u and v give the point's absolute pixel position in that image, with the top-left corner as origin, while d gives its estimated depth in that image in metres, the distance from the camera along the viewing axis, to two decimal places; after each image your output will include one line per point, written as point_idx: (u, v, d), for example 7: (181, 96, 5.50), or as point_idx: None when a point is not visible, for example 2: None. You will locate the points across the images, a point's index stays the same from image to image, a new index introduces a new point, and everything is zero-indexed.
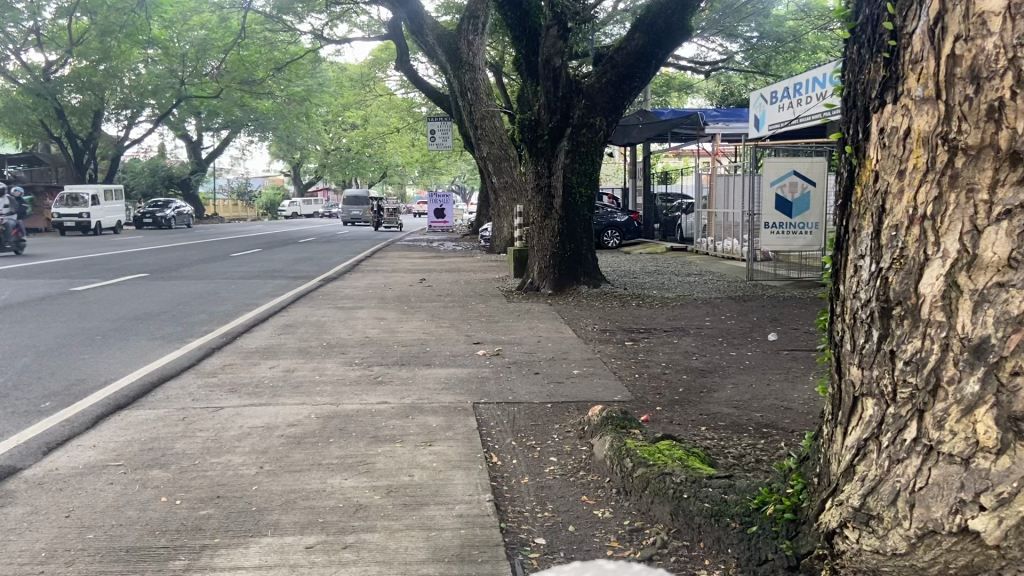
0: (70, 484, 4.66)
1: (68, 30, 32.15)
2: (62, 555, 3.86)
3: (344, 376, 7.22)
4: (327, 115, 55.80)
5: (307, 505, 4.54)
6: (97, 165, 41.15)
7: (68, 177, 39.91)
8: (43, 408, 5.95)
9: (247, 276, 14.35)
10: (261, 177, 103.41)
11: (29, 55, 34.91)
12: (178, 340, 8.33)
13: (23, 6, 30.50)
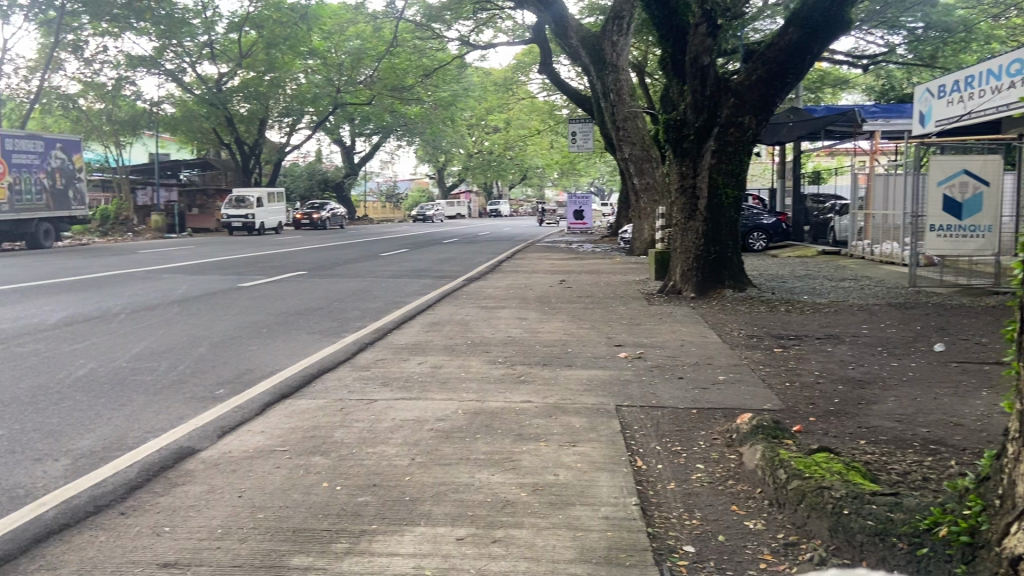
0: (242, 466, 5.02)
1: (239, 44, 35.32)
2: (237, 532, 4.13)
3: (488, 374, 7.38)
4: (471, 118, 57.20)
5: (457, 498, 4.67)
6: (261, 170, 44.10)
7: (235, 180, 43.04)
8: (217, 394, 6.45)
9: (396, 275, 14.93)
10: (408, 180, 107.51)
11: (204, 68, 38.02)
12: (333, 335, 8.79)
13: (199, 21, 33.39)
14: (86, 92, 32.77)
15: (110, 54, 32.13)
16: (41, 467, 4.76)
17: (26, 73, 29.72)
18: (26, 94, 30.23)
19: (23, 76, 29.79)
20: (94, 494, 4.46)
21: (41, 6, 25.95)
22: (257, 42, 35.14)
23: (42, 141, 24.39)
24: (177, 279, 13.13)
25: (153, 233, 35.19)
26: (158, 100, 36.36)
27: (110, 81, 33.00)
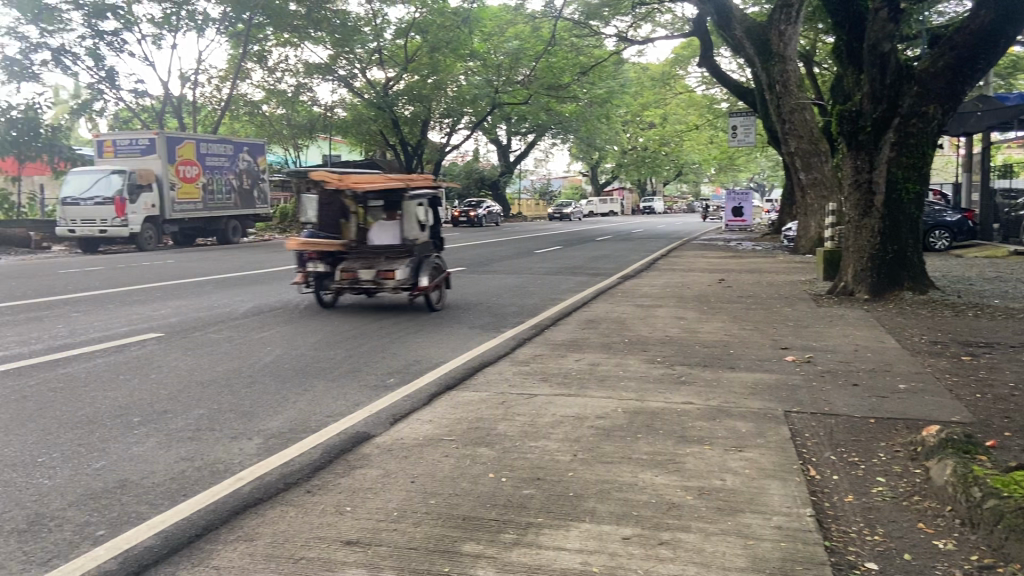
0: (413, 453, 5.23)
1: (405, 49, 37.04)
2: (411, 516, 4.31)
3: (647, 373, 7.29)
4: (626, 115, 56.68)
5: (621, 496, 4.64)
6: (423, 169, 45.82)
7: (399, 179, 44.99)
8: (387, 383, 6.77)
9: (553, 272, 15.07)
10: (562, 178, 108.22)
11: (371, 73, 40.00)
12: (493, 330, 8.98)
13: (370, 29, 35.22)
14: (267, 98, 35.32)
15: (290, 62, 34.48)
16: (236, 444, 5.18)
17: (217, 82, 32.40)
18: (218, 102, 32.98)
19: (215, 84, 32.51)
20: (283, 471, 4.79)
21: (232, 19, 28.15)
22: (421, 46, 36.72)
23: (233, 145, 26.41)
24: None
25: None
26: (331, 106, 38.73)
27: (289, 88, 35.32)
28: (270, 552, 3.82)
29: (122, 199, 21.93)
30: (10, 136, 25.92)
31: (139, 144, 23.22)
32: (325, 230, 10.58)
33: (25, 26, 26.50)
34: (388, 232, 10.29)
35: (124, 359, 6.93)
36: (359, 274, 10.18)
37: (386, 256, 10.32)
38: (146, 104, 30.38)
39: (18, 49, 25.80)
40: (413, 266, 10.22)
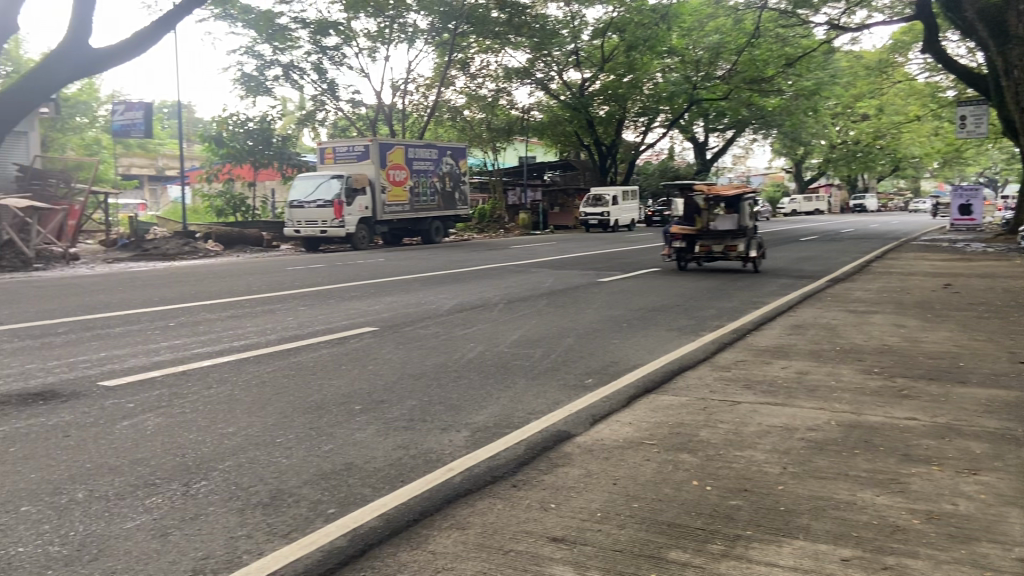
0: (614, 455, 5.22)
1: (602, 49, 37.78)
2: (614, 518, 4.29)
3: (863, 385, 6.79)
4: (835, 108, 53.32)
5: (838, 515, 4.36)
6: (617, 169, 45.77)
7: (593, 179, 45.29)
8: (586, 383, 6.81)
9: (754, 274, 14.44)
10: (761, 175, 103.86)
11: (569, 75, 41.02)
12: (692, 333, 8.77)
13: (568, 31, 35.87)
14: (469, 104, 36.88)
15: (491, 68, 35.83)
16: (447, 436, 5.43)
17: (424, 90, 34.24)
18: (424, 109, 34.86)
19: (423, 92, 34.39)
20: (490, 465, 4.96)
21: (439, 30, 29.73)
22: (619, 45, 37.16)
23: (438, 148, 27.73)
24: (542, 273, 14.11)
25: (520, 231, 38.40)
26: (529, 108, 39.83)
27: (490, 93, 36.70)
28: (481, 542, 3.97)
29: (341, 203, 23.72)
30: (248, 145, 28.89)
31: (355, 150, 24.98)
32: (684, 221, 15.86)
33: (261, 45, 29.45)
34: (730, 220, 15.35)
35: (344, 351, 7.49)
36: (712, 248, 15.38)
37: (728, 236, 15.27)
38: (361, 112, 32.73)
39: (255, 67, 28.71)
40: (749, 242, 15.21)
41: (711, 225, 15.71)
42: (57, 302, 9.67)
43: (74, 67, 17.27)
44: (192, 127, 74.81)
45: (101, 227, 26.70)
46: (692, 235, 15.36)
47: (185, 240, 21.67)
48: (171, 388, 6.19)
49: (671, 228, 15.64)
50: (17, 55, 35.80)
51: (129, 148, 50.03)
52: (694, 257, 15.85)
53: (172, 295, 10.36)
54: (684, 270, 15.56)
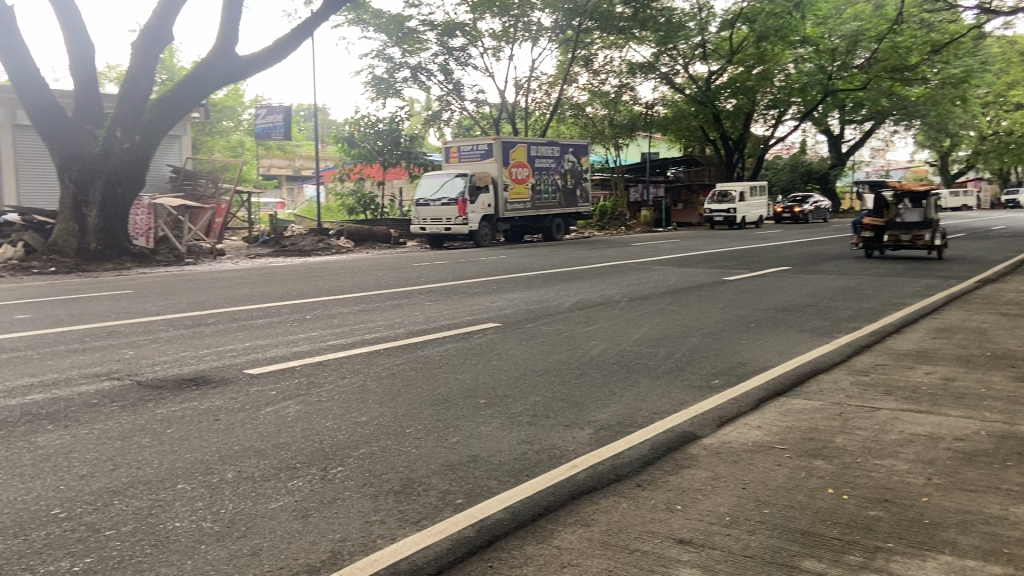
0: (743, 458, 5.08)
1: (731, 40, 36.86)
2: (743, 522, 4.18)
3: (1018, 394, 6.30)
4: (987, 95, 49.59)
5: (989, 531, 4.07)
6: (744, 164, 44.43)
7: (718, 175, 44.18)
8: (712, 384, 6.66)
9: (894, 273, 13.64)
10: (902, 169, 97.96)
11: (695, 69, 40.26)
12: (825, 334, 8.40)
13: (695, 23, 35.14)
14: (592, 101, 36.75)
15: (614, 63, 35.64)
16: (570, 433, 5.45)
17: (547, 88, 34.38)
18: (547, 106, 35.03)
19: (546, 89, 34.55)
20: (615, 463, 4.95)
21: (563, 27, 29.75)
22: (748, 36, 36.00)
23: (561, 146, 27.81)
24: (666, 271, 13.89)
25: (643, 228, 37.94)
26: (653, 103, 39.36)
27: (613, 89, 36.46)
28: (606, 540, 3.97)
29: (464, 200, 24.26)
30: (378, 146, 29.91)
31: (480, 149, 25.41)
32: (874, 214, 18.32)
33: (392, 49, 30.45)
34: (917, 214, 17.68)
35: (469, 345, 7.65)
36: (900, 237, 17.75)
37: (918, 228, 17.67)
38: (486, 111, 33.28)
39: (386, 69, 29.71)
40: (934, 232, 17.41)
41: (898, 217, 18.05)
42: (208, 295, 10.39)
43: (222, 75, 18.42)
44: (326, 131, 78.40)
45: (244, 225, 28.45)
46: (881, 228, 17.81)
47: (319, 236, 22.75)
48: (308, 377, 6.53)
49: (862, 221, 18.14)
50: (172, 64, 38.62)
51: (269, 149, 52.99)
52: (883, 245, 18.20)
53: (309, 289, 10.91)
54: (873, 257, 18.06)
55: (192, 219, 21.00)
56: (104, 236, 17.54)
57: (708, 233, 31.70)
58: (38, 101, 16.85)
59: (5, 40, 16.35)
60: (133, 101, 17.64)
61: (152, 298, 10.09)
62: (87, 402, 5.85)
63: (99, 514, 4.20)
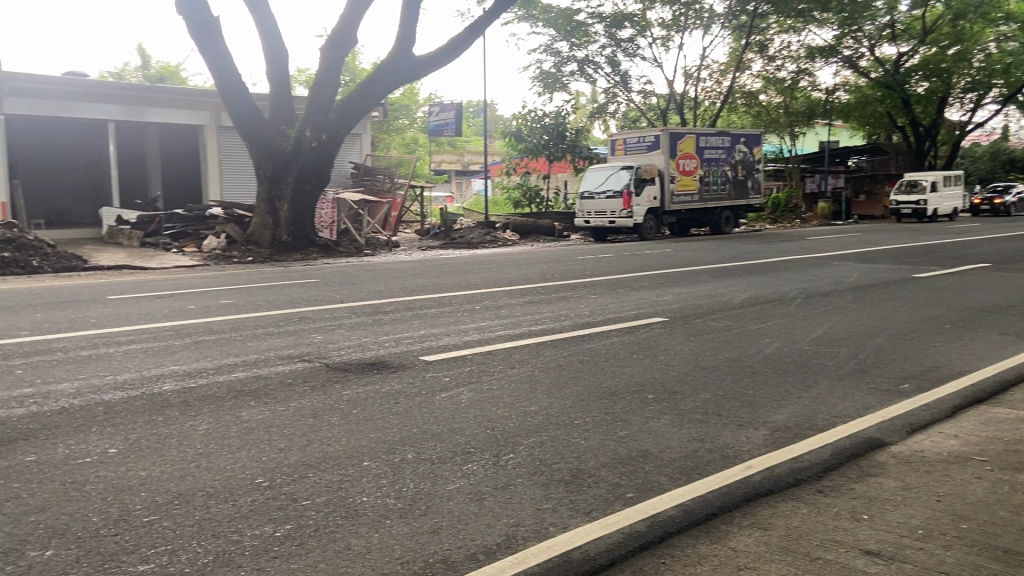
0: (937, 469, 4.71)
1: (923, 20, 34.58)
2: (938, 537, 3.88)
3: None
4: None
5: None
6: (936, 152, 41.12)
7: (906, 164, 41.15)
8: (901, 388, 6.21)
9: None
10: None
11: (882, 51, 37.88)
12: None
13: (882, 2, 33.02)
14: (766, 88, 35.24)
15: (792, 49, 34.08)
16: (744, 433, 5.28)
17: (717, 76, 33.44)
18: (718, 96, 34.01)
19: (716, 78, 33.56)
20: (793, 466, 4.75)
21: (737, 12, 28.76)
22: (945, 14, 33.73)
23: (732, 136, 26.97)
24: (845, 266, 13.12)
25: (819, 220, 35.94)
26: (833, 89, 37.33)
27: (789, 75, 34.80)
28: (785, 545, 3.82)
29: (629, 194, 24.04)
30: (544, 140, 30.26)
31: (646, 141, 25.05)
32: None
33: (560, 43, 30.67)
34: None
35: (637, 340, 7.59)
36: None
37: None
38: (653, 101, 32.88)
39: (553, 63, 29.98)
40: None
41: None
42: (386, 284, 10.97)
43: (400, 75, 19.34)
44: (495, 127, 80.39)
45: (416, 219, 29.73)
46: None
47: (486, 229, 23.37)
48: (479, 366, 6.74)
49: None
50: (354, 66, 41.02)
51: (440, 145, 55.11)
52: None
53: (477, 281, 11.26)
54: None
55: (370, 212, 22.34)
56: (294, 229, 18.93)
57: (894, 226, 29.51)
58: (239, 105, 18.33)
59: (212, 49, 17.90)
60: (321, 102, 18.80)
61: (336, 287, 10.79)
62: (284, 380, 6.37)
63: (297, 484, 4.56)
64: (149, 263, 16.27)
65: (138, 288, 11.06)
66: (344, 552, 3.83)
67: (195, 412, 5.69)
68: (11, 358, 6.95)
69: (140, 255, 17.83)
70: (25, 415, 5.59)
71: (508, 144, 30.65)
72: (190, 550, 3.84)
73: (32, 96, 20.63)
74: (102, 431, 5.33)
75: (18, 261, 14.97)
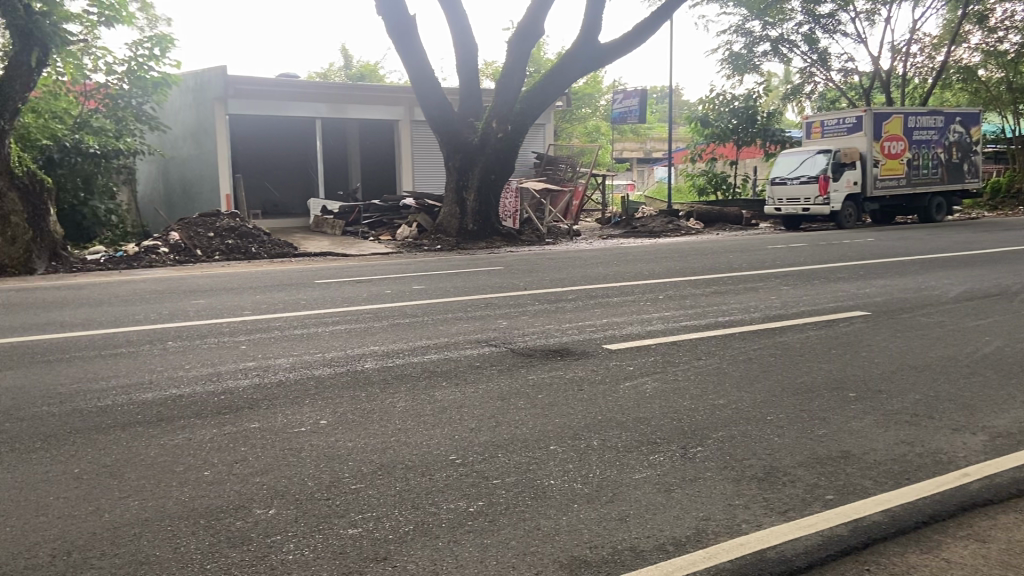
0: None
1: None
2: None
3: None
4: None
5: None
6: None
7: None
8: None
9: None
10: None
11: None
12: None
13: None
14: (986, 62, 31.99)
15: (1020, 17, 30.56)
16: (959, 438, 4.85)
17: (930, 50, 30.81)
18: (929, 72, 31.30)
19: (928, 53, 30.89)
20: (1018, 477, 4.30)
21: None
22: None
23: (945, 116, 24.82)
24: None
25: None
26: None
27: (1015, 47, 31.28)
28: (1007, 562, 3.50)
29: (827, 178, 22.70)
30: (732, 125, 29.25)
31: (846, 122, 23.55)
32: None
33: (752, 22, 29.47)
34: None
35: (833, 334, 7.18)
36: None
37: None
38: (854, 80, 30.86)
39: (744, 44, 28.88)
40: None
41: None
42: (569, 273, 11.10)
43: (583, 65, 19.48)
44: (681, 113, 78.71)
45: (598, 208, 29.77)
46: None
47: (669, 218, 23.00)
48: (664, 356, 6.65)
49: None
50: (539, 57, 41.69)
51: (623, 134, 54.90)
52: None
53: (661, 270, 11.12)
54: None
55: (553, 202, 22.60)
56: (480, 218, 19.60)
57: None
58: (430, 99, 19.27)
59: (407, 45, 18.85)
60: (508, 94, 19.25)
61: (521, 274, 11.06)
62: (474, 364, 6.62)
63: (488, 464, 4.73)
64: (350, 250, 17.46)
65: (346, 272, 11.94)
66: (533, 531, 3.93)
67: (394, 390, 6.06)
68: (237, 334, 7.74)
69: (341, 243, 19.19)
70: (248, 385, 6.21)
71: (694, 129, 29.94)
72: (392, 518, 4.09)
73: (249, 97, 22.68)
74: (314, 403, 5.80)
75: (239, 248, 16.60)
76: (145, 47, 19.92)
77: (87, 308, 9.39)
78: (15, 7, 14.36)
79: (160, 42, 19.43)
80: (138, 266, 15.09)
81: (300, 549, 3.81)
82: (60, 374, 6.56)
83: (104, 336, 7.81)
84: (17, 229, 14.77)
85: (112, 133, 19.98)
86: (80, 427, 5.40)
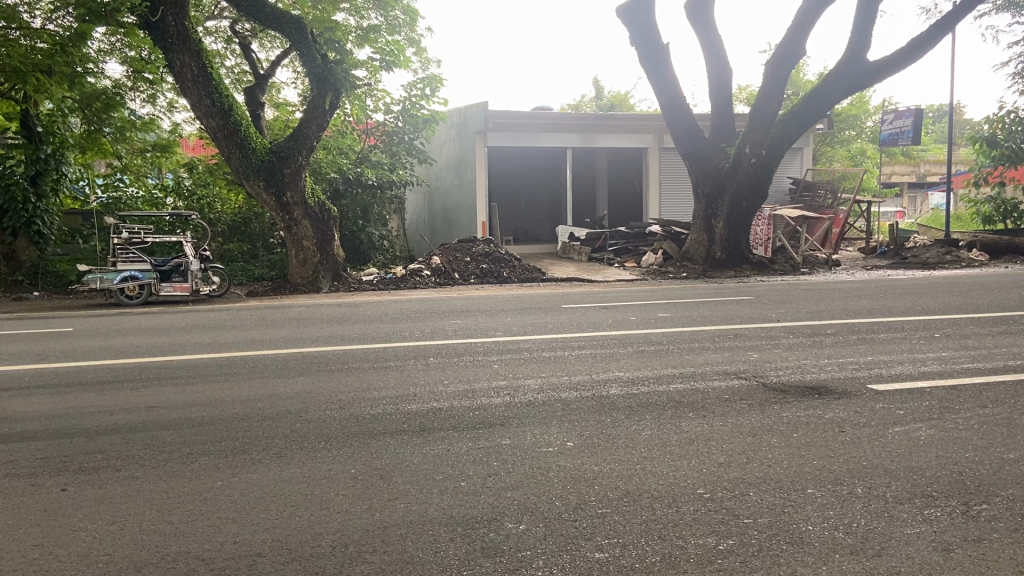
0: None
1: None
2: None
3: None
4: None
5: None
6: None
7: None
8: None
9: None
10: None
11: None
12: None
13: None
14: None
15: None
16: None
17: None
18: None
19: None
20: None
21: None
22: None
23: None
24: None
25: None
26: None
27: None
28: None
29: None
30: None
31: None
32: None
33: None
34: None
35: None
36: None
37: None
38: None
39: None
40: None
41: None
42: (826, 305, 10.44)
43: (846, 87, 18.37)
44: (963, 133, 70.92)
45: (860, 236, 27.60)
46: None
47: (947, 248, 20.75)
48: (942, 402, 5.99)
49: None
50: (799, 80, 39.94)
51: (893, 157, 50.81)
52: None
53: (936, 306, 10.07)
54: None
55: (810, 229, 21.40)
56: (728, 246, 19.06)
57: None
58: (681, 125, 19.17)
59: (659, 72, 18.95)
60: (762, 119, 18.61)
61: (773, 305, 10.58)
62: (721, 396, 6.42)
63: (739, 501, 4.55)
64: (597, 277, 17.76)
65: (596, 298, 12.19)
66: None
67: (639, 418, 6.04)
68: (490, 354, 8.17)
69: (587, 269, 19.58)
70: (500, 403, 6.52)
71: (978, 151, 26.85)
72: (639, 547, 4.07)
73: (506, 129, 23.95)
74: (562, 425, 5.95)
75: (492, 272, 17.53)
76: (418, 88, 21.83)
77: (362, 324, 10.40)
78: (314, 55, 16.66)
79: (431, 83, 21.19)
80: (404, 287, 16.49)
81: (548, 567, 3.91)
82: (341, 382, 7.32)
83: (376, 351, 8.60)
84: (308, 252, 16.83)
85: (387, 167, 22.17)
86: (356, 431, 5.99)
